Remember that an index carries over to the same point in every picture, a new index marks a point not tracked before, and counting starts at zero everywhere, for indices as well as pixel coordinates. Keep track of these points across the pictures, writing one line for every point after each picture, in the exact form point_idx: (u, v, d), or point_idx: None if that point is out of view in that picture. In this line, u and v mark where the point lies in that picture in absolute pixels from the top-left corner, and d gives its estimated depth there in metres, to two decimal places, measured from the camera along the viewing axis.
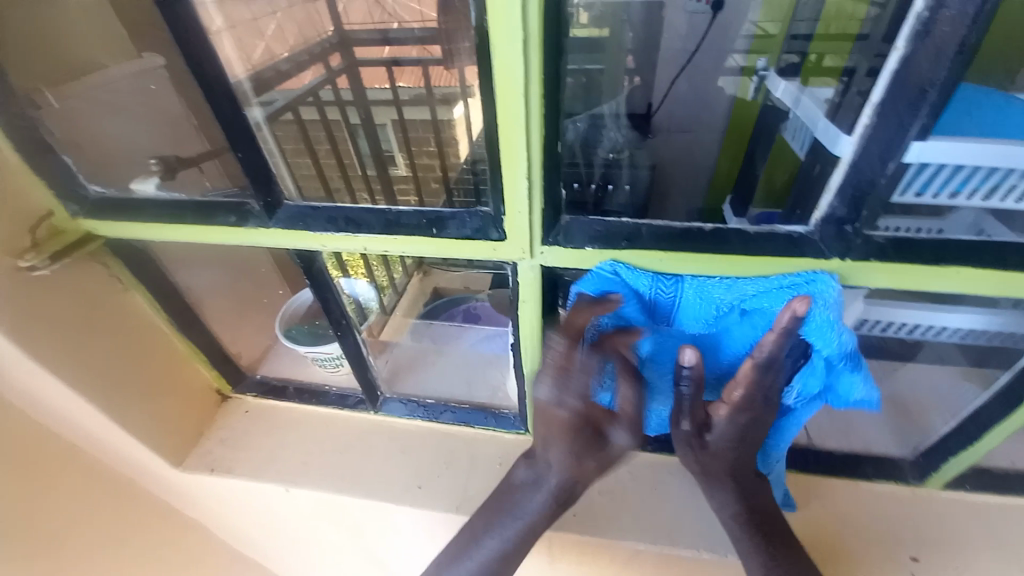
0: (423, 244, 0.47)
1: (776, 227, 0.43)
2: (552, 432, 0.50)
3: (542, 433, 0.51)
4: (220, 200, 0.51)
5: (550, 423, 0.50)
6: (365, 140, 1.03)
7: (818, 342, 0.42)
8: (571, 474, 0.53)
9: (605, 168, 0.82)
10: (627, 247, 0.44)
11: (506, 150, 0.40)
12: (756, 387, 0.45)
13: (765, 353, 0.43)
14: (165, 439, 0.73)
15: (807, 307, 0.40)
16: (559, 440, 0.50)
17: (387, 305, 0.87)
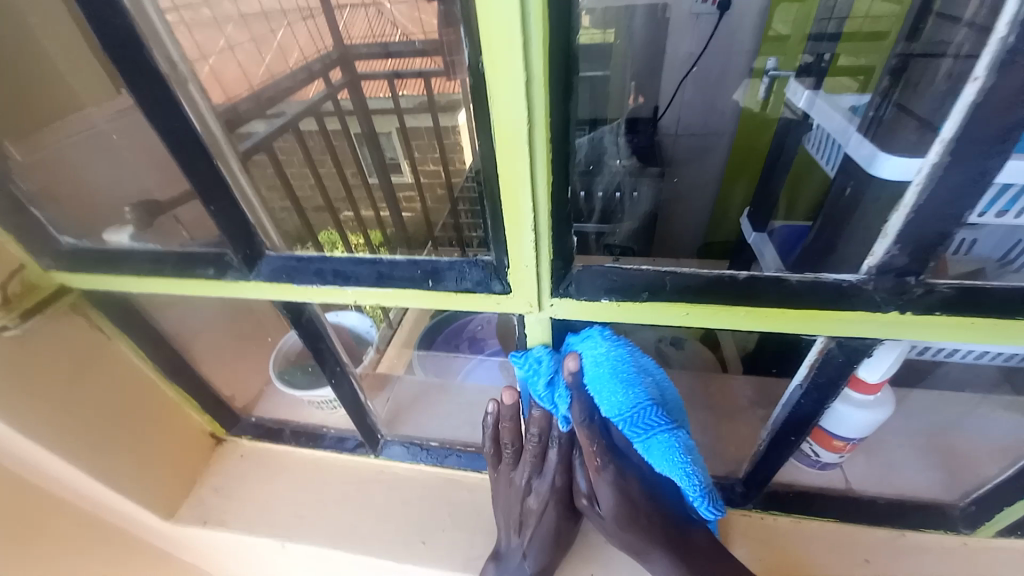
0: (418, 297, 0.43)
1: (822, 274, 0.37)
2: (513, 517, 0.56)
3: (506, 522, 0.57)
4: (199, 251, 0.47)
5: (513, 512, 0.56)
6: (367, 152, 0.95)
7: (601, 397, 0.42)
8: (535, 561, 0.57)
9: (611, 184, 0.77)
10: (647, 299, 0.39)
11: (509, 200, 0.35)
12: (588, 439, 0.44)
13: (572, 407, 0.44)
14: (155, 493, 0.69)
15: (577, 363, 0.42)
16: (521, 528, 0.56)
17: (393, 319, 0.83)
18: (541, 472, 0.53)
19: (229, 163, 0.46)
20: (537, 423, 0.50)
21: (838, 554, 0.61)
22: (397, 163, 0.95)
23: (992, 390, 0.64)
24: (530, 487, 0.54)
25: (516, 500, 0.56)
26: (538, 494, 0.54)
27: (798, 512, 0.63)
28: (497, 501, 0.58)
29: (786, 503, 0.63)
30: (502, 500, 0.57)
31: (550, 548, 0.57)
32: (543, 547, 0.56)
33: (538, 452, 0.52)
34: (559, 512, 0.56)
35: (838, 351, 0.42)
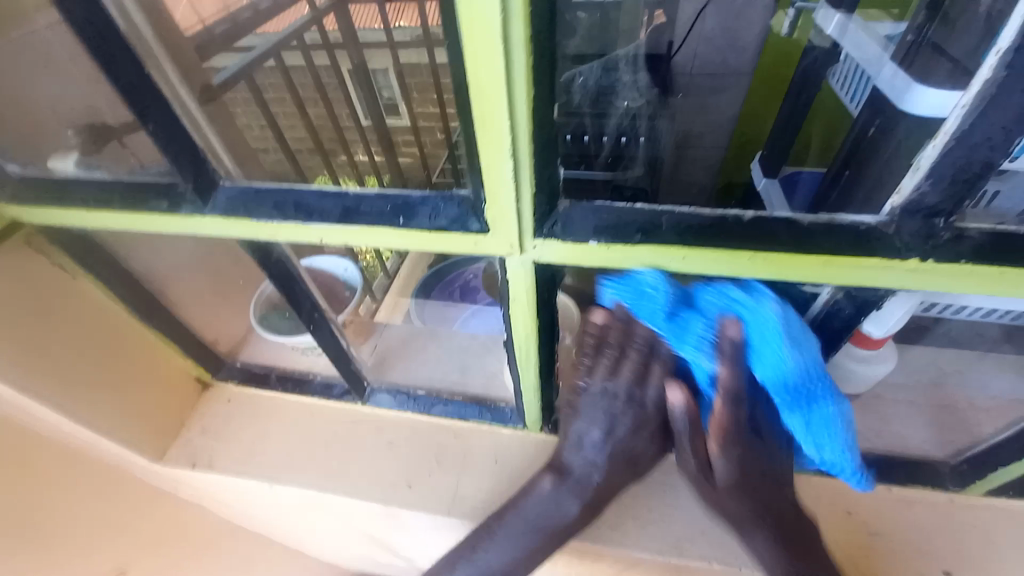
0: (388, 235, 0.39)
1: (838, 215, 0.33)
2: (593, 431, 0.49)
3: (580, 434, 0.50)
4: (151, 181, 0.43)
5: (597, 427, 0.48)
6: (360, 94, 0.84)
7: (763, 361, 0.38)
8: (603, 480, 0.51)
9: (620, 123, 0.72)
10: (641, 242, 0.35)
11: (483, 119, 0.30)
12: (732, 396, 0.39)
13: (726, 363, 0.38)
14: (142, 434, 0.69)
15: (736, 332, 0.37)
16: (597, 442, 0.49)
17: (389, 269, 0.80)
18: (646, 387, 0.44)
19: (166, 80, 0.41)
20: (640, 336, 0.42)
21: (824, 507, 0.61)
22: (394, 104, 0.83)
23: (999, 349, 0.62)
24: (630, 401, 0.45)
25: (602, 413, 0.47)
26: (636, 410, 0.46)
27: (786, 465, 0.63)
28: (571, 407, 0.49)
29: None
30: (580, 410, 0.48)
31: (623, 466, 0.51)
32: (616, 465, 0.50)
33: (642, 363, 0.43)
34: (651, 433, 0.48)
35: (847, 301, 0.39)
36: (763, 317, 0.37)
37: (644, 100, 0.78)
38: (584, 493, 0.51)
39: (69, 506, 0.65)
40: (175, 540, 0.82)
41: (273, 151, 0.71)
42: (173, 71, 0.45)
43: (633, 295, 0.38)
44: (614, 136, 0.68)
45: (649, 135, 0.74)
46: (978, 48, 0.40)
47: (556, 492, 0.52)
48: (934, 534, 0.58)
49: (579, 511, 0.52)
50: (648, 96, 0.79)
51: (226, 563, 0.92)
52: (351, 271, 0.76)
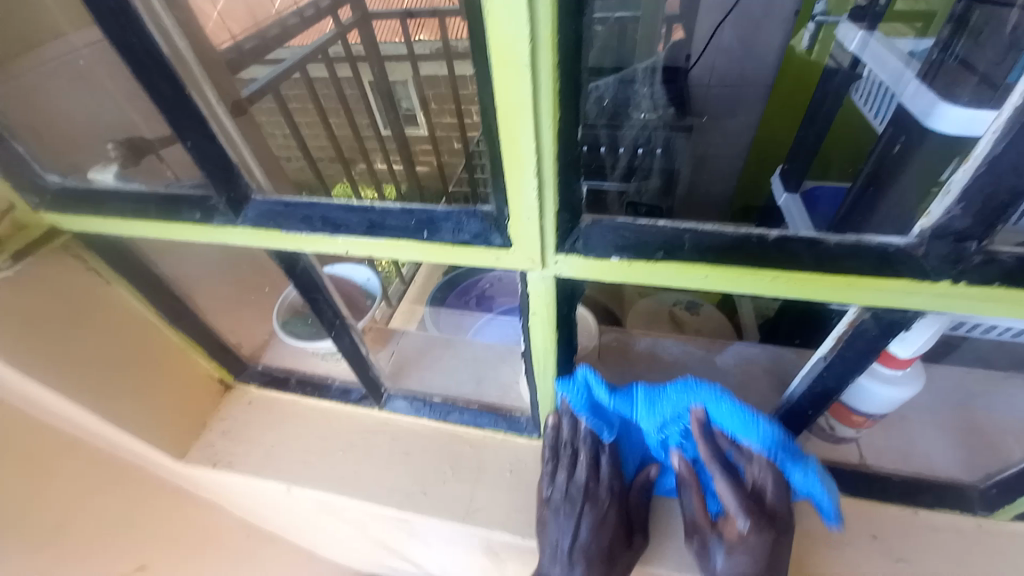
0: (412, 249, 0.40)
1: (866, 236, 0.33)
2: (564, 544, 0.53)
3: (551, 546, 0.54)
4: (184, 193, 0.44)
5: (568, 534, 0.53)
6: (381, 106, 0.86)
7: (748, 437, 0.45)
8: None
9: (634, 134, 0.71)
10: (663, 260, 0.35)
11: (508, 140, 0.31)
12: (727, 474, 0.46)
13: (711, 445, 0.46)
14: (166, 434, 0.71)
15: (704, 413, 0.46)
16: (568, 558, 0.53)
17: (406, 276, 0.81)
18: (597, 479, 0.53)
19: (202, 95, 0.42)
20: (581, 431, 0.52)
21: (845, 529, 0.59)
22: (412, 115, 0.86)
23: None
24: (588, 506, 0.53)
25: (572, 519, 0.53)
26: (595, 506, 0.53)
27: None
28: (540, 521, 0.55)
29: None
30: (547, 522, 0.55)
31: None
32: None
33: (590, 461, 0.53)
34: (615, 526, 0.54)
35: (874, 323, 0.38)
36: (725, 405, 0.45)
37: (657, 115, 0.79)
38: None
39: (94, 503, 0.68)
40: (193, 538, 0.84)
41: (296, 159, 0.74)
42: (208, 84, 0.46)
43: (576, 400, 0.49)
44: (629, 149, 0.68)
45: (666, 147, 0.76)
46: (1005, 66, 0.40)
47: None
48: (961, 560, 0.56)
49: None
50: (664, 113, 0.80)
51: (242, 562, 0.94)
52: (372, 279, 0.77)
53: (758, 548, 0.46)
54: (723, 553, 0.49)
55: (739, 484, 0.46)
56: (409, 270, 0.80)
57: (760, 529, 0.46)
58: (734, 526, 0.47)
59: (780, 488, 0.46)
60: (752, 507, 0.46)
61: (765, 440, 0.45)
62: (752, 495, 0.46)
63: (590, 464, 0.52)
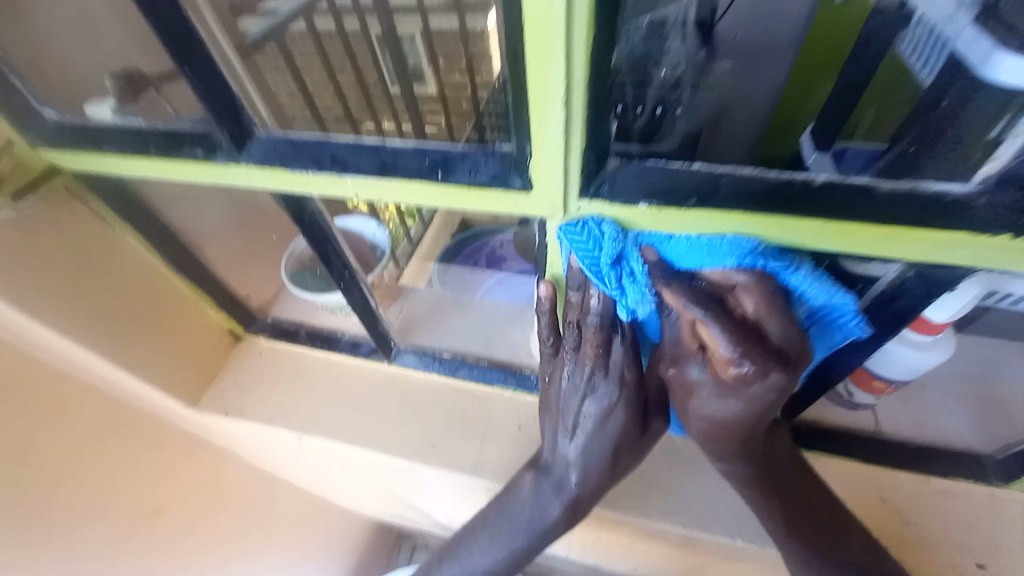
0: (426, 192, 0.37)
1: (919, 183, 0.30)
2: (568, 427, 0.46)
3: (555, 428, 0.48)
4: (185, 129, 0.42)
5: (578, 424, 0.45)
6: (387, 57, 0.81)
7: (721, 255, 0.33)
8: (585, 480, 0.48)
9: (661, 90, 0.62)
10: (695, 207, 0.32)
11: (534, 66, 0.28)
12: (714, 307, 0.33)
13: (682, 286, 0.34)
14: (179, 383, 0.71)
15: (657, 251, 0.35)
16: (571, 440, 0.46)
17: (413, 236, 0.77)
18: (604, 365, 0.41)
19: (202, 22, 0.39)
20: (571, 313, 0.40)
21: (854, 495, 0.59)
22: (420, 69, 0.79)
23: None
24: (592, 388, 0.43)
25: (572, 408, 0.44)
26: (596, 391, 0.43)
27: (817, 449, 0.60)
28: (548, 407, 0.47)
29: (808, 439, 0.60)
30: (555, 407, 0.46)
31: (608, 467, 0.47)
32: (595, 462, 0.47)
33: (601, 340, 0.40)
34: (628, 416, 0.44)
35: (915, 280, 0.36)
36: (682, 234, 0.34)
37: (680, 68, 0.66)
38: (566, 498, 0.50)
39: (111, 447, 0.69)
40: (208, 483, 0.86)
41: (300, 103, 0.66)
42: (208, 13, 0.43)
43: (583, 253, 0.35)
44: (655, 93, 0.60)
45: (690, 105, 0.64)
46: None
47: (539, 488, 0.52)
48: (969, 525, 0.56)
49: (562, 515, 0.50)
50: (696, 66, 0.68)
51: (256, 507, 0.97)
52: (380, 232, 0.74)
53: (762, 389, 0.34)
54: (715, 393, 0.38)
55: (726, 316, 0.33)
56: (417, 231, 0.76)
57: (767, 372, 0.32)
58: (727, 373, 0.34)
59: (785, 317, 0.33)
60: (749, 349, 0.32)
61: (741, 254, 0.33)
62: (747, 333, 0.33)
63: (576, 331, 0.40)
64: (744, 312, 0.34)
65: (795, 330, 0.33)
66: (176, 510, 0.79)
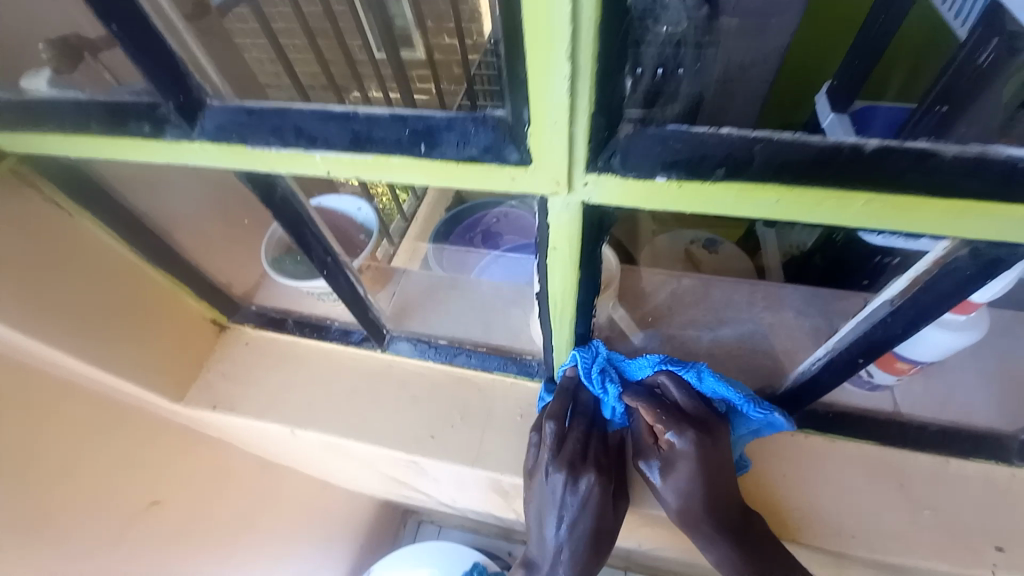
0: (408, 169, 0.32)
1: (990, 147, 0.26)
2: (555, 520, 0.54)
3: (543, 518, 0.54)
4: (129, 101, 0.36)
5: (562, 509, 0.53)
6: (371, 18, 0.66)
7: (649, 368, 0.50)
8: (573, 560, 0.55)
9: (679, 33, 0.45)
10: (724, 181, 0.28)
11: (530, 8, 0.22)
12: (653, 403, 0.49)
13: (634, 394, 0.50)
14: (164, 376, 0.67)
15: (617, 368, 0.50)
16: (560, 522, 0.54)
17: (407, 213, 0.70)
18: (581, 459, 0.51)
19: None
20: (556, 416, 0.51)
21: (871, 478, 0.56)
22: (410, 35, 0.68)
23: None
24: (573, 481, 0.52)
25: (557, 497, 0.52)
26: (576, 480, 0.51)
27: (837, 433, 0.57)
28: (537, 500, 0.54)
29: (831, 423, 0.57)
30: (544, 502, 0.53)
31: (595, 542, 0.54)
32: (584, 540, 0.54)
33: (575, 438, 0.52)
34: (601, 500, 0.53)
35: (969, 261, 0.31)
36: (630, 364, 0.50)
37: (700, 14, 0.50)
38: None
39: None
40: (207, 475, 0.83)
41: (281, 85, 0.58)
42: None
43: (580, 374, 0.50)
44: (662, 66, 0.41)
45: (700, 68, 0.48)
46: None
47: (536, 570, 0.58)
48: (991, 508, 0.54)
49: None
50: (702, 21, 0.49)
51: (258, 495, 0.95)
52: (365, 210, 0.68)
53: (696, 463, 0.49)
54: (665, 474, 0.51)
55: (658, 405, 0.49)
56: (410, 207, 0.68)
57: (692, 445, 0.48)
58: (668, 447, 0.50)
59: (692, 397, 0.49)
60: (676, 429, 0.48)
61: (661, 366, 0.50)
62: (676, 417, 0.48)
63: (555, 437, 0.51)
64: (673, 402, 0.50)
65: (705, 411, 0.49)
66: (173, 505, 0.76)
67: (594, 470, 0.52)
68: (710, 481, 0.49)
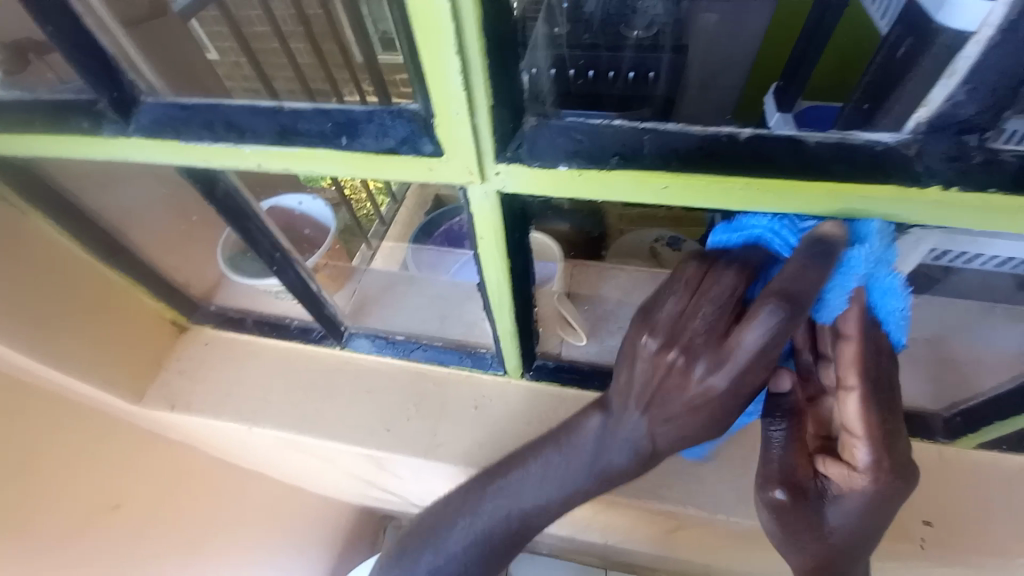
0: (333, 161, 0.34)
1: (851, 134, 0.28)
2: (645, 391, 0.41)
3: (631, 388, 0.42)
4: (67, 98, 0.37)
5: (665, 390, 0.39)
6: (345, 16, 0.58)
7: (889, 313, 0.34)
8: (657, 442, 0.42)
9: (640, 53, 0.67)
10: (621, 168, 0.30)
11: (416, 8, 0.24)
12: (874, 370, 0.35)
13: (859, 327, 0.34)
14: (119, 376, 0.67)
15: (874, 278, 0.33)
16: (649, 402, 0.41)
17: (385, 216, 0.71)
18: (736, 357, 0.34)
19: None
20: (721, 278, 0.35)
21: None
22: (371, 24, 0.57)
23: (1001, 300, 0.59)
24: (684, 369, 0.37)
25: (665, 372, 0.38)
26: (715, 374, 0.36)
27: None
28: (626, 358, 0.41)
29: None
30: (641, 361, 0.40)
31: (677, 443, 0.42)
32: (680, 432, 0.41)
33: (755, 334, 0.33)
34: (718, 415, 0.38)
35: None
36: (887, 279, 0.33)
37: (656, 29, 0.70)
38: (635, 448, 0.43)
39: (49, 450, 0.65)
40: (170, 478, 0.81)
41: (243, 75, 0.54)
42: None
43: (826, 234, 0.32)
44: (625, 65, 0.66)
45: (673, 61, 0.66)
46: None
47: (607, 430, 0.45)
48: (919, 484, 0.57)
49: (629, 463, 0.44)
50: (674, 27, 0.70)
51: (227, 498, 0.95)
52: (308, 202, 0.68)
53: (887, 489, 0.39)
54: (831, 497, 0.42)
55: (874, 393, 0.36)
56: (389, 210, 0.69)
57: (883, 477, 0.38)
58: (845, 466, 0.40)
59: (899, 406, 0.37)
60: (881, 434, 0.37)
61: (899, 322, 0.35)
62: (886, 407, 0.37)
63: (693, 283, 0.36)
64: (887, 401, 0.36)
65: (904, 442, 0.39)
66: (135, 508, 0.75)
67: (749, 378, 0.35)
68: (866, 516, 0.41)
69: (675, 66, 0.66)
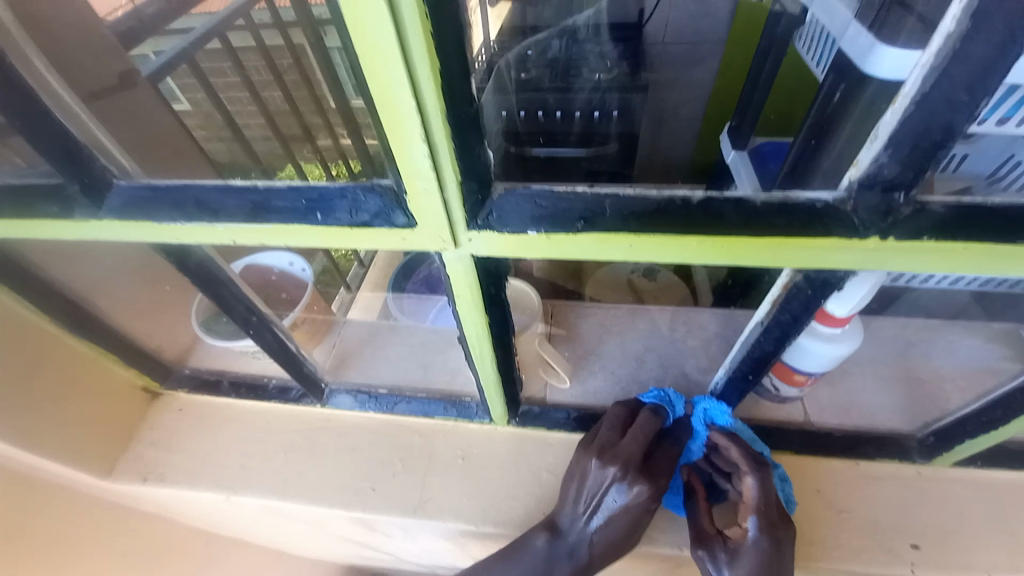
0: (309, 234, 0.35)
1: (794, 192, 0.31)
2: (588, 500, 0.53)
3: (577, 499, 0.54)
4: (34, 182, 0.37)
5: (602, 499, 0.52)
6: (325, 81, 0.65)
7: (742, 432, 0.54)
8: (596, 545, 0.54)
9: (597, 93, 0.76)
10: (586, 231, 0.31)
11: (380, 98, 0.26)
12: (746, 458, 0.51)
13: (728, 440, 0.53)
14: (87, 452, 0.65)
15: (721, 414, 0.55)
16: (594, 512, 0.53)
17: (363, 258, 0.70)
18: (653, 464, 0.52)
19: (21, 59, 0.35)
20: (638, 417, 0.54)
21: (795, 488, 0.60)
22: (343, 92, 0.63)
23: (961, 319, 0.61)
24: (618, 481, 0.51)
25: (601, 485, 0.52)
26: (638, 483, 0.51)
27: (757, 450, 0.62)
28: (572, 475, 0.55)
29: None
30: (586, 478, 0.53)
31: (614, 547, 0.54)
32: (611, 541, 0.54)
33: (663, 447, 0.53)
34: (641, 515, 0.52)
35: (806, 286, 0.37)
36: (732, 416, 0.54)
37: (614, 71, 0.77)
38: (574, 559, 0.54)
39: None
40: (147, 556, 0.76)
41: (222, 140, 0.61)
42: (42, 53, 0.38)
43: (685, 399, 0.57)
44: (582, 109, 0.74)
45: (624, 104, 0.76)
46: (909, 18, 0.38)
47: (553, 547, 0.54)
48: (902, 507, 0.58)
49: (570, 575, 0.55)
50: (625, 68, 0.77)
51: None
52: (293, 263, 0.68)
53: (766, 557, 0.48)
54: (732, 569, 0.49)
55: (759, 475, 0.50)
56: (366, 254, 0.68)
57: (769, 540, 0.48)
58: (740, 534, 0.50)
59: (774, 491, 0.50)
60: (763, 507, 0.49)
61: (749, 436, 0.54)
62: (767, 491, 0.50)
63: (620, 420, 0.55)
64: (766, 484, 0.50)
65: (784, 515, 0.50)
66: None
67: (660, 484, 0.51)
68: None
69: (626, 106, 0.76)
